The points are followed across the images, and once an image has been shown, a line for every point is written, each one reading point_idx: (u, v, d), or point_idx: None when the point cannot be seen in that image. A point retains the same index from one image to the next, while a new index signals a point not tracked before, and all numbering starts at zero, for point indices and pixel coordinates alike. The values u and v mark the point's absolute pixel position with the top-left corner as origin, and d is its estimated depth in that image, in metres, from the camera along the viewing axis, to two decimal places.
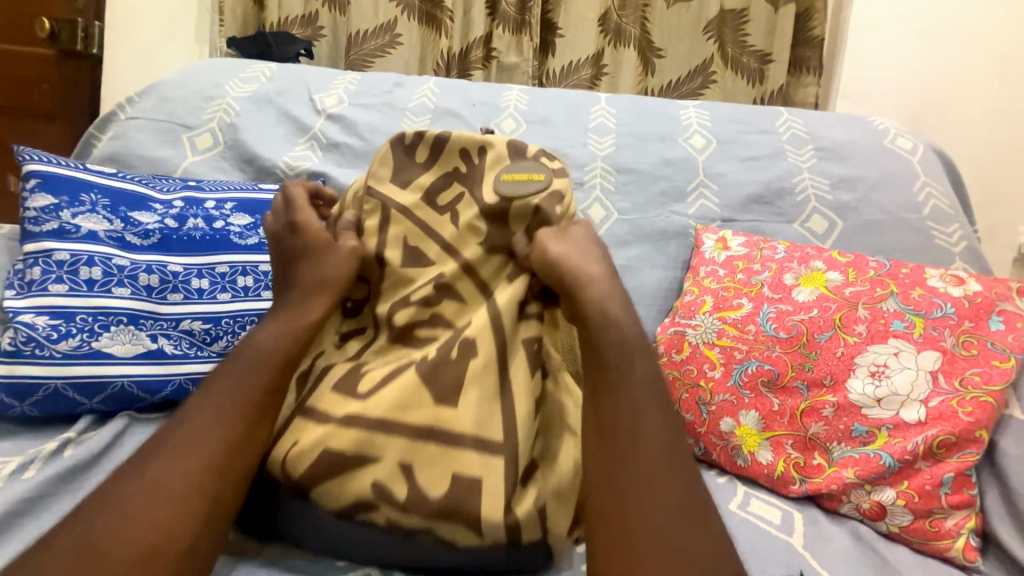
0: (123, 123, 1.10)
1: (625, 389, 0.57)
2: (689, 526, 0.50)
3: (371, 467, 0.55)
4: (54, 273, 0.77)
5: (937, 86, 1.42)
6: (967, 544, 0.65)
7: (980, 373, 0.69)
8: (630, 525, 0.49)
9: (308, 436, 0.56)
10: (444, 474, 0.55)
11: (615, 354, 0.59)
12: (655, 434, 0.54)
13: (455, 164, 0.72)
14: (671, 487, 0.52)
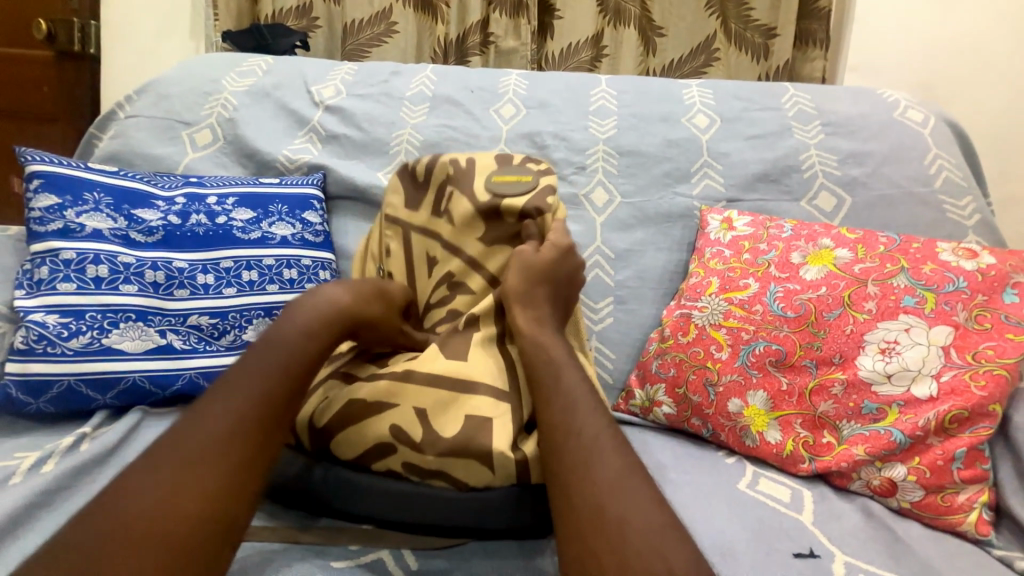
0: (123, 122, 1.10)
1: (558, 389, 0.60)
2: (650, 502, 0.49)
3: (390, 413, 0.64)
4: (62, 272, 0.78)
5: (950, 55, 1.37)
6: (980, 518, 0.64)
7: (993, 347, 0.68)
8: (593, 524, 0.48)
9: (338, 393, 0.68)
10: (457, 416, 0.64)
11: (544, 365, 0.63)
12: (589, 428, 0.56)
13: (446, 172, 0.79)
14: (612, 473, 0.51)
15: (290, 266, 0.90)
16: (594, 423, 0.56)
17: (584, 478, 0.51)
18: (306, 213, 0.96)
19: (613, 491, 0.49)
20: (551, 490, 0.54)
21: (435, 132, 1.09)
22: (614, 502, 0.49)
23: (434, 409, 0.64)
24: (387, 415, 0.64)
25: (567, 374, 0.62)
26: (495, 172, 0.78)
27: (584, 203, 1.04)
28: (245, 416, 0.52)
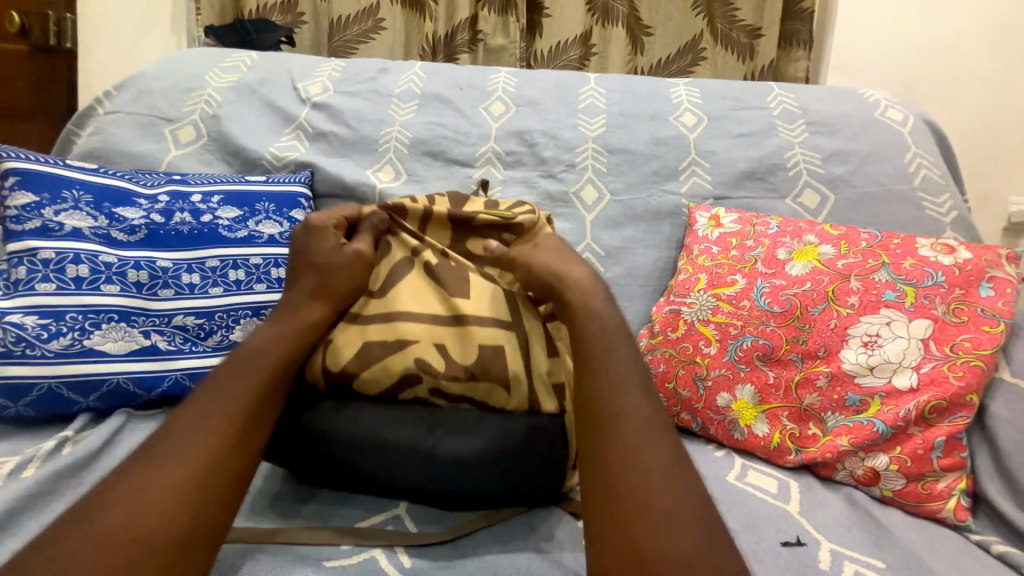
0: (103, 118, 1.07)
1: (608, 365, 0.58)
2: (687, 494, 0.49)
3: (412, 348, 0.66)
4: (40, 272, 0.76)
5: (928, 56, 1.41)
6: (958, 504, 0.66)
7: (970, 339, 0.70)
8: (635, 510, 0.48)
9: (350, 333, 0.68)
10: (473, 346, 0.67)
11: (598, 338, 0.61)
12: (640, 414, 0.54)
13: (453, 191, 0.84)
14: (659, 463, 0.51)
15: (278, 265, 0.89)
16: (639, 407, 0.55)
17: (627, 461, 0.51)
18: (294, 211, 0.95)
19: (653, 481, 0.49)
20: (588, 467, 0.53)
21: (424, 130, 1.09)
22: (656, 492, 0.49)
23: (452, 342, 0.68)
24: (410, 351, 0.66)
25: (618, 351, 0.59)
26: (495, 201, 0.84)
27: (574, 201, 1.05)
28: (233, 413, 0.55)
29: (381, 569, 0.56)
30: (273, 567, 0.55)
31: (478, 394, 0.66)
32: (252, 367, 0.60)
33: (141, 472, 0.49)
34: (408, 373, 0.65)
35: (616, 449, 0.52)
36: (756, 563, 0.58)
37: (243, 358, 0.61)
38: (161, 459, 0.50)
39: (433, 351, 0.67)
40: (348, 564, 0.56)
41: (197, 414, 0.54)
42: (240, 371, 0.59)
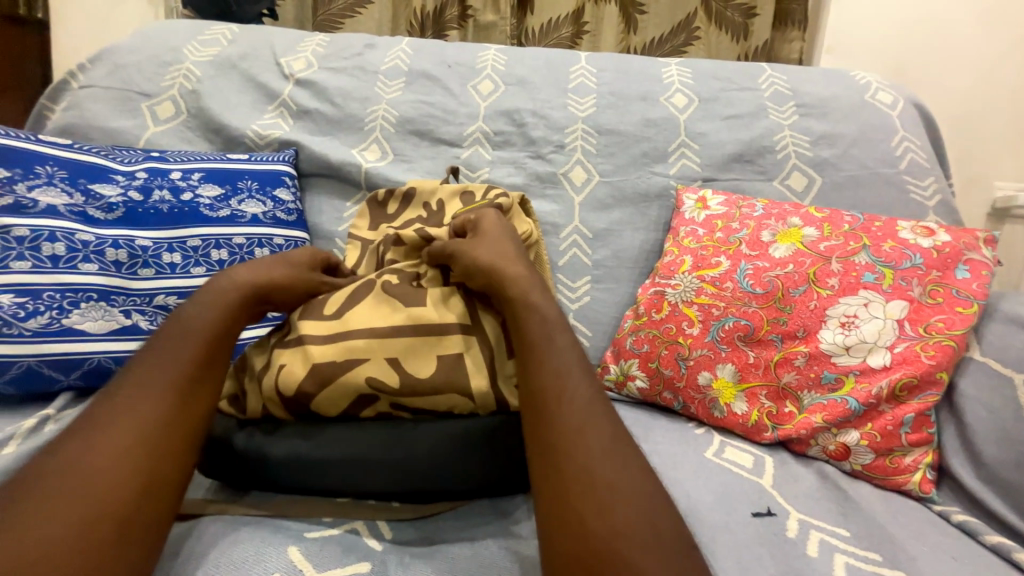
0: (77, 93, 1.04)
1: (536, 348, 0.58)
2: (637, 472, 0.48)
3: (362, 367, 0.63)
4: (15, 250, 0.74)
5: (920, 39, 1.40)
6: (923, 477, 0.69)
7: (943, 320, 0.71)
8: (587, 511, 0.45)
9: (289, 359, 0.64)
10: (428, 359, 0.65)
11: (537, 328, 0.60)
12: (583, 396, 0.54)
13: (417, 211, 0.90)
14: (602, 443, 0.50)
15: (261, 245, 0.88)
16: (576, 386, 0.55)
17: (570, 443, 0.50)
18: (277, 189, 0.94)
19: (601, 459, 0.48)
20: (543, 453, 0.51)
21: (411, 109, 1.07)
22: (607, 472, 0.47)
23: (406, 356, 0.65)
24: (360, 370, 0.63)
25: (558, 341, 0.59)
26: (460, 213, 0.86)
27: (563, 182, 1.04)
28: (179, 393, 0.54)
29: (362, 541, 0.57)
30: (255, 536, 0.55)
31: (441, 406, 0.63)
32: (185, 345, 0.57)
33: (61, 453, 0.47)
34: (363, 388, 0.62)
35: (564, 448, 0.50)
36: (728, 533, 0.60)
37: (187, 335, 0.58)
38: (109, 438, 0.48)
39: (392, 364, 0.64)
40: (329, 535, 0.57)
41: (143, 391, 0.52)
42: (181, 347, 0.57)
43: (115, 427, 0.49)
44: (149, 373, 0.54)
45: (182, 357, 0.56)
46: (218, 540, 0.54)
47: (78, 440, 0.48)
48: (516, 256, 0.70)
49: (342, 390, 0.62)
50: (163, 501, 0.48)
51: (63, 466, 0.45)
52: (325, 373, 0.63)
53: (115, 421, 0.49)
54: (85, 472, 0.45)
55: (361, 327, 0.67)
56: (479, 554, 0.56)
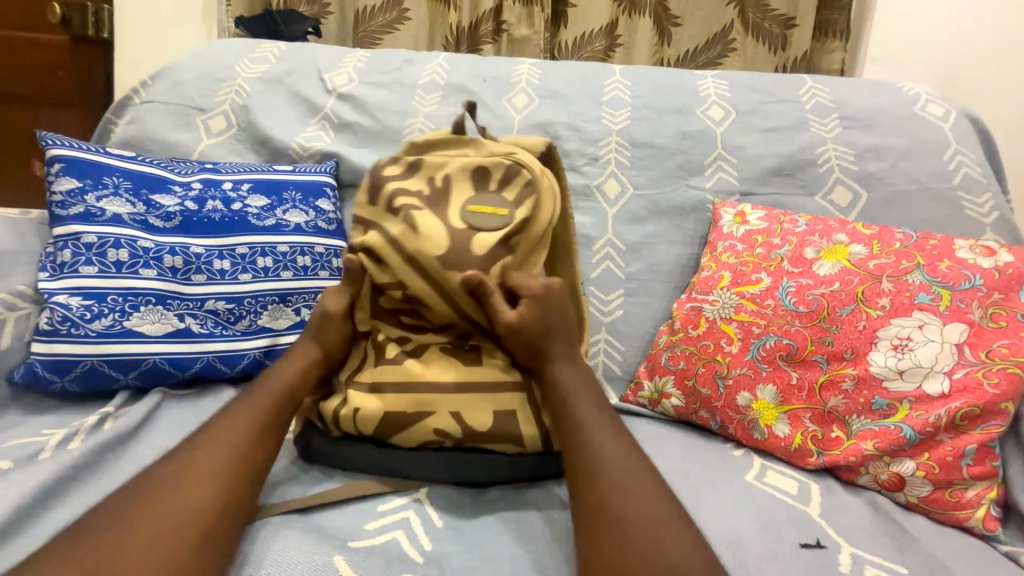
0: (139, 107, 1.11)
1: (571, 411, 0.64)
2: (653, 503, 0.53)
3: (431, 418, 0.67)
4: (84, 256, 0.80)
5: (973, 47, 1.34)
6: (987, 513, 0.64)
7: (1008, 345, 0.67)
8: (606, 540, 0.51)
9: (367, 406, 0.68)
10: (488, 415, 0.68)
11: (564, 395, 0.65)
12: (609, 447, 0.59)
13: (421, 184, 0.76)
14: (634, 484, 0.55)
15: (304, 254, 0.91)
16: (604, 436, 0.60)
17: (597, 487, 0.55)
18: (319, 200, 0.97)
19: (622, 489, 0.54)
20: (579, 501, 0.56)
21: (448, 122, 1.09)
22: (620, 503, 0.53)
23: (467, 410, 0.67)
24: (428, 423, 0.67)
25: (583, 396, 0.65)
26: (471, 201, 0.73)
27: (596, 195, 1.04)
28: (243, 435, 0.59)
29: (403, 551, 0.57)
30: (302, 541, 0.57)
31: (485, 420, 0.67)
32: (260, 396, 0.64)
33: (158, 477, 0.54)
34: (431, 441, 0.68)
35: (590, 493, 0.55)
36: (773, 564, 0.57)
37: (261, 388, 0.65)
38: (189, 468, 0.55)
39: (467, 369, 0.70)
40: (372, 545, 0.58)
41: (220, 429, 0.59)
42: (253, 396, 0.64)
43: (204, 458, 0.56)
44: (236, 413, 0.62)
45: (258, 409, 0.63)
46: (267, 543, 0.56)
47: (172, 468, 0.55)
48: (565, 324, 0.70)
49: (413, 440, 0.68)
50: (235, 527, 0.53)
51: (158, 488, 0.53)
52: (396, 423, 0.67)
53: (200, 459, 0.56)
54: (172, 495, 0.52)
55: (427, 391, 0.68)
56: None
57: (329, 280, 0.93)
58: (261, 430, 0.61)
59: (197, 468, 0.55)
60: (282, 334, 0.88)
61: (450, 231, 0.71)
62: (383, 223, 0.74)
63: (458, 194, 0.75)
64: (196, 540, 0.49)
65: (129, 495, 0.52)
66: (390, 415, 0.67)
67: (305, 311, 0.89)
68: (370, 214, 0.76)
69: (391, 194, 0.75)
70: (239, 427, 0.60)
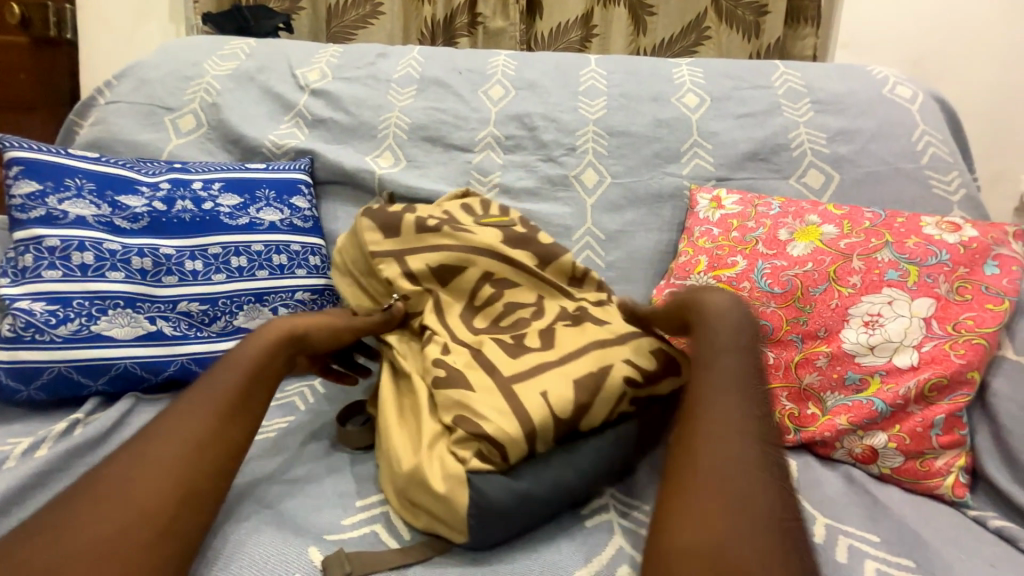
0: (104, 108, 1.08)
1: (718, 369, 0.54)
2: (770, 500, 0.44)
3: (591, 404, 0.61)
4: (47, 259, 0.77)
5: (940, 30, 1.36)
6: (956, 481, 0.66)
7: (973, 317, 0.69)
8: (696, 510, 0.44)
9: (533, 404, 0.59)
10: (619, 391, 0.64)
11: (706, 353, 0.56)
12: (740, 421, 0.49)
13: (428, 212, 0.83)
14: (759, 475, 0.45)
15: (279, 252, 0.90)
16: (740, 409, 0.50)
17: (706, 455, 0.47)
18: (294, 197, 0.96)
19: (739, 469, 0.46)
20: (682, 459, 0.48)
21: (424, 115, 1.08)
22: (732, 487, 0.44)
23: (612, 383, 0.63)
24: (587, 409, 0.61)
25: (725, 358, 0.55)
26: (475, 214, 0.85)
27: (574, 184, 1.04)
28: (200, 426, 0.55)
29: (380, 541, 0.58)
30: (276, 538, 0.57)
31: (585, 393, 0.61)
32: (223, 381, 0.60)
33: (104, 479, 0.50)
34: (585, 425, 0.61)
35: (699, 456, 0.47)
36: None
37: (222, 371, 0.61)
38: (140, 462, 0.52)
39: (568, 343, 0.67)
40: (349, 538, 0.58)
41: (178, 417, 0.56)
42: (214, 380, 0.60)
43: (155, 452, 0.53)
44: (197, 402, 0.57)
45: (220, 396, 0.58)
46: (239, 539, 0.56)
47: (131, 464, 0.52)
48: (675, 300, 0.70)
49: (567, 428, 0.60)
50: (188, 525, 0.51)
51: (116, 489, 0.50)
52: (564, 410, 0.60)
53: (151, 453, 0.53)
54: (118, 493, 0.49)
55: (549, 375, 0.63)
56: (497, 566, 0.55)
57: (307, 278, 0.91)
58: (223, 420, 0.57)
59: (147, 463, 0.52)
60: None
61: (484, 234, 0.80)
62: (420, 241, 0.79)
63: (463, 211, 0.85)
64: (141, 545, 0.47)
65: (80, 490, 0.50)
66: (554, 401, 0.60)
67: (283, 310, 0.88)
68: (396, 245, 0.80)
69: (413, 221, 0.80)
70: (196, 417, 0.56)
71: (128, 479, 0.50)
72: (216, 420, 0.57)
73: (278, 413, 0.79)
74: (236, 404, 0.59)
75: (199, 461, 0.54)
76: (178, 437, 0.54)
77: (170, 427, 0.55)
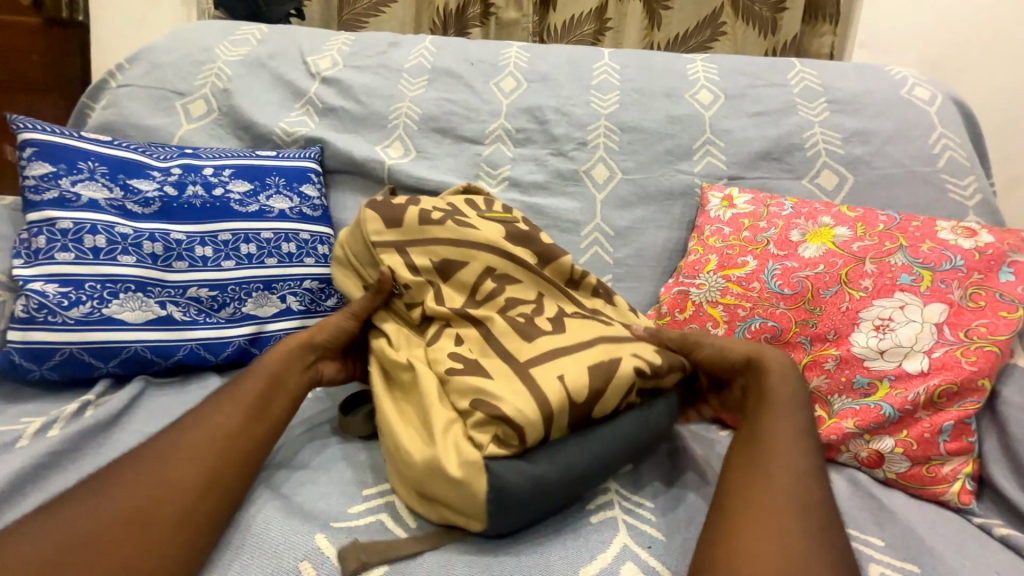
0: (116, 91, 1.08)
1: (778, 410, 0.60)
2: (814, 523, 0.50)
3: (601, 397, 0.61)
4: (60, 241, 0.78)
5: (961, 31, 1.34)
6: (963, 488, 0.66)
7: (986, 324, 0.68)
8: (746, 516, 0.50)
9: (545, 393, 0.59)
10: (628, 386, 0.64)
11: (777, 391, 0.62)
12: (796, 456, 0.55)
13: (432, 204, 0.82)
14: (805, 500, 0.51)
15: (289, 240, 0.90)
16: (797, 447, 0.56)
17: (763, 476, 0.54)
18: (304, 186, 0.96)
19: (789, 493, 0.52)
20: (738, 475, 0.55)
21: (434, 106, 1.07)
22: (782, 505, 0.51)
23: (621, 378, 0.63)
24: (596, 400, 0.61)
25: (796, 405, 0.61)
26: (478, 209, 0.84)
27: (584, 179, 1.03)
28: (235, 417, 0.60)
29: (387, 529, 0.58)
30: (284, 523, 0.57)
31: (599, 381, 0.61)
32: (256, 377, 0.65)
33: (144, 460, 0.54)
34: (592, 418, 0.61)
35: (755, 477, 0.54)
36: None
37: (254, 370, 0.66)
38: (179, 446, 0.56)
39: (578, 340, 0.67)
40: (356, 525, 0.58)
41: (216, 408, 0.60)
42: (247, 377, 0.65)
43: (194, 438, 0.57)
44: (234, 395, 0.62)
45: (254, 392, 0.63)
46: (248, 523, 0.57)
47: (163, 454, 0.55)
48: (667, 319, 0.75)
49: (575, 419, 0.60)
50: (215, 505, 0.53)
51: (154, 468, 0.53)
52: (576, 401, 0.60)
53: (190, 439, 0.57)
54: (156, 472, 0.53)
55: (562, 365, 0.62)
56: (502, 558, 0.56)
57: (316, 267, 0.92)
58: (256, 413, 0.61)
59: (185, 448, 0.56)
60: (268, 321, 0.87)
61: (490, 229, 0.79)
62: (423, 232, 0.78)
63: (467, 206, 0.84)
64: (177, 520, 0.50)
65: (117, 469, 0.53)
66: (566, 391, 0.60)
67: (292, 298, 0.88)
68: (397, 235, 0.78)
69: (417, 212, 0.79)
70: (232, 409, 0.60)
71: (167, 461, 0.54)
72: (249, 413, 0.61)
73: None
74: (267, 401, 0.63)
75: (231, 447, 0.57)
76: (215, 426, 0.58)
77: (206, 417, 0.59)
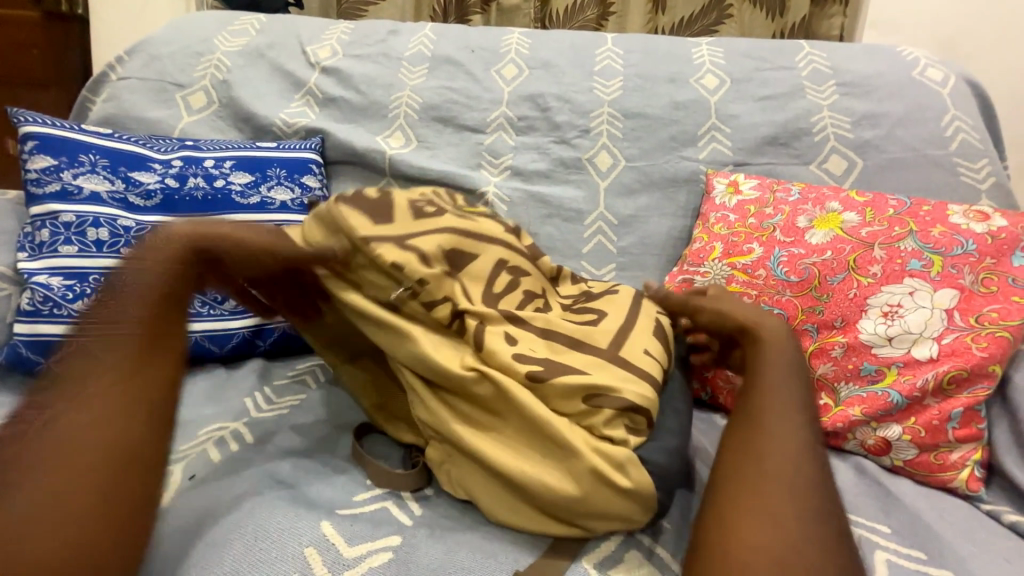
0: (116, 84, 1.07)
1: (775, 394, 0.57)
2: (818, 520, 0.47)
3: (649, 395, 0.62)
4: (63, 235, 0.78)
5: (975, 9, 1.30)
6: (971, 475, 0.65)
7: (997, 310, 0.67)
8: (740, 515, 0.48)
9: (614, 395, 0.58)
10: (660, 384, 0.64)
11: (771, 376, 0.59)
12: (792, 443, 0.53)
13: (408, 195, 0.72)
14: (804, 495, 0.49)
15: None
16: (792, 433, 0.53)
17: (758, 468, 0.51)
18: (305, 177, 0.95)
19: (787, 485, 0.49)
20: (733, 469, 0.52)
21: (435, 95, 1.06)
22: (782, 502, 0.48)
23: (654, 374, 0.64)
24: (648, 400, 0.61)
25: (789, 387, 0.58)
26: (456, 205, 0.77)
27: (587, 167, 1.02)
28: (119, 360, 0.50)
29: (393, 517, 0.59)
30: (290, 510, 0.58)
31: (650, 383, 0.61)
32: (128, 313, 0.54)
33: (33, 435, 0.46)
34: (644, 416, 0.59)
35: (750, 469, 0.51)
36: None
37: (121, 305, 0.54)
38: (63, 409, 0.47)
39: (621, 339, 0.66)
40: (362, 512, 0.59)
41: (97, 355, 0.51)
42: (116, 314, 0.53)
43: (81, 397, 0.48)
44: (107, 337, 0.52)
45: (133, 328, 0.53)
46: (254, 511, 0.58)
47: (51, 423, 0.46)
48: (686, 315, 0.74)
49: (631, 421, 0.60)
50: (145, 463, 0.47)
51: (46, 443, 0.45)
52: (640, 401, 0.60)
53: (78, 399, 0.48)
54: (47, 447, 0.45)
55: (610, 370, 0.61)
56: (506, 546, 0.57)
57: None
58: (144, 348, 0.52)
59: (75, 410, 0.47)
60: None
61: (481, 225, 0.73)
62: (420, 223, 0.67)
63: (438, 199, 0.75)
64: (94, 491, 0.43)
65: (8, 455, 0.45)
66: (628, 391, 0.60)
67: None
68: (388, 227, 0.65)
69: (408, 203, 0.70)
70: (111, 355, 0.51)
71: (56, 429, 0.46)
72: (135, 352, 0.51)
73: (290, 389, 0.80)
74: (153, 334, 0.53)
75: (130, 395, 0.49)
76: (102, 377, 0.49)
77: (91, 369, 0.50)
